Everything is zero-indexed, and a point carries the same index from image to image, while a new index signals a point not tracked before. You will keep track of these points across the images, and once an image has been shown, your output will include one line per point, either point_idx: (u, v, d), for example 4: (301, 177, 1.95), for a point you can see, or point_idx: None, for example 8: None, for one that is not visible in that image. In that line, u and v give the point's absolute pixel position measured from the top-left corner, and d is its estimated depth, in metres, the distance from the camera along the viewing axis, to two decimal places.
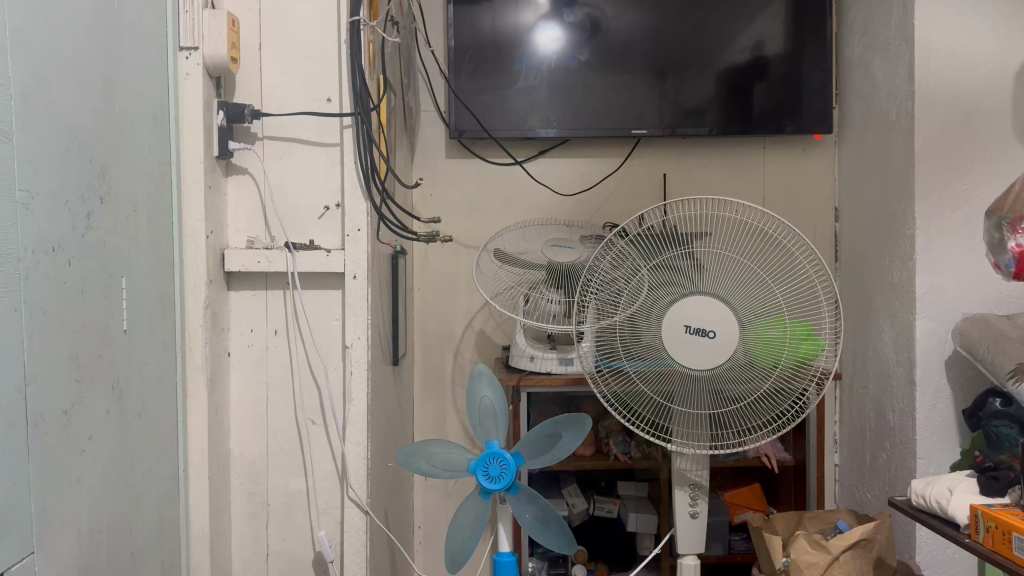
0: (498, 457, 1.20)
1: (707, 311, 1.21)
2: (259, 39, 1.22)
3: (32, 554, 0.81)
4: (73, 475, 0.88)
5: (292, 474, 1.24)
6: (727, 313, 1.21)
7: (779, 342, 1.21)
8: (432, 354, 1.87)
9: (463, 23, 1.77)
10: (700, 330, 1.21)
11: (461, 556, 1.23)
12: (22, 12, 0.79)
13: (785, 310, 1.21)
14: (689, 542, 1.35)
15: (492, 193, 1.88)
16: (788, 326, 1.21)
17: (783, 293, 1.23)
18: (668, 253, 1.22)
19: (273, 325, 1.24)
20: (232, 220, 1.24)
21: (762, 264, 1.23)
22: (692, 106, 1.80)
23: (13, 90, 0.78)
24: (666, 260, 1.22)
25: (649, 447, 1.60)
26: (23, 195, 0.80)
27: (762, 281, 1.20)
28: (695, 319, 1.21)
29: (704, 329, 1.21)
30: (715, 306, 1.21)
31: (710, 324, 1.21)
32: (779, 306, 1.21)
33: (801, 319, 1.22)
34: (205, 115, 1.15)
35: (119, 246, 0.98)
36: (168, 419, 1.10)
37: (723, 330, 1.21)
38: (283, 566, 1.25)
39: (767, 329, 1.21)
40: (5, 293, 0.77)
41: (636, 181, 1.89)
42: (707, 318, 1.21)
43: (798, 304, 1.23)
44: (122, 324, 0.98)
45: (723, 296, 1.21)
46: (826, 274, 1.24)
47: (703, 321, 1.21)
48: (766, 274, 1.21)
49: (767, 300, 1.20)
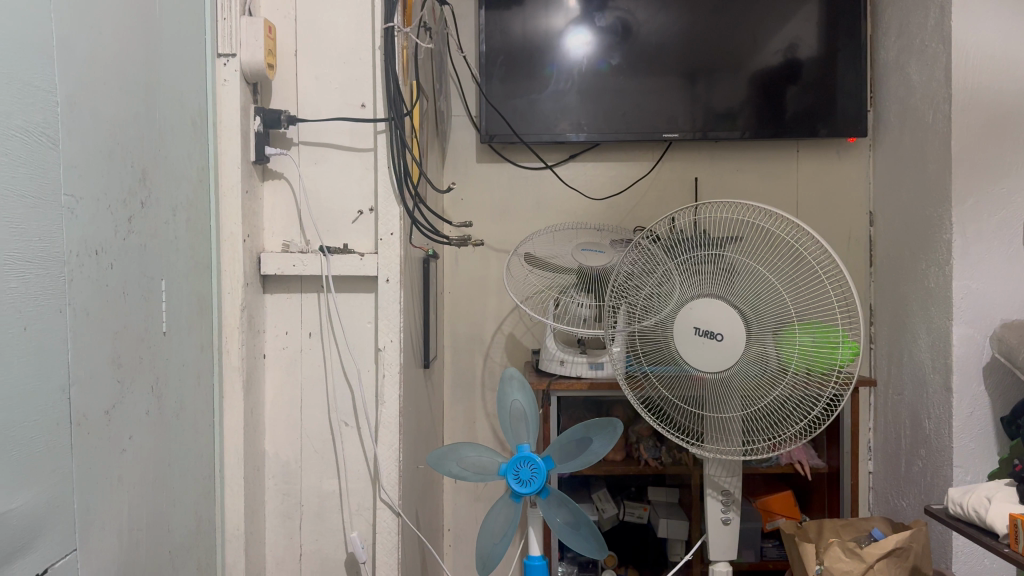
0: (529, 461, 1.21)
1: (715, 313, 1.21)
2: (294, 45, 1.24)
3: (74, 551, 0.83)
4: (115, 475, 0.90)
5: (326, 475, 1.26)
6: (733, 313, 1.20)
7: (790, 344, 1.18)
8: (462, 357, 1.88)
9: (494, 28, 1.78)
10: (708, 332, 1.22)
11: (491, 558, 1.23)
12: (68, 22, 0.82)
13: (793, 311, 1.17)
14: (720, 549, 1.34)
15: (522, 197, 1.89)
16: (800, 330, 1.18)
17: (793, 292, 1.19)
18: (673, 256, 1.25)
19: (307, 328, 1.25)
20: (268, 223, 1.26)
21: (774, 264, 1.20)
22: (723, 109, 1.79)
23: (59, 98, 0.80)
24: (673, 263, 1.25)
25: (679, 452, 1.58)
26: (69, 201, 0.83)
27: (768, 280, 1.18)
28: (704, 321, 1.22)
29: (711, 330, 1.21)
30: (720, 307, 1.21)
31: (717, 326, 1.21)
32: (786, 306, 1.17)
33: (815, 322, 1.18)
34: (242, 120, 1.16)
35: (158, 250, 1.00)
36: (204, 420, 1.12)
37: (729, 330, 1.20)
38: (317, 565, 1.26)
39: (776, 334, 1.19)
40: (50, 295, 0.79)
41: (666, 185, 1.89)
42: (714, 319, 1.21)
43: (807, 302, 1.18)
44: (161, 326, 1.00)
45: (727, 296, 1.21)
46: (838, 268, 1.18)
47: (711, 323, 1.21)
48: (775, 274, 1.19)
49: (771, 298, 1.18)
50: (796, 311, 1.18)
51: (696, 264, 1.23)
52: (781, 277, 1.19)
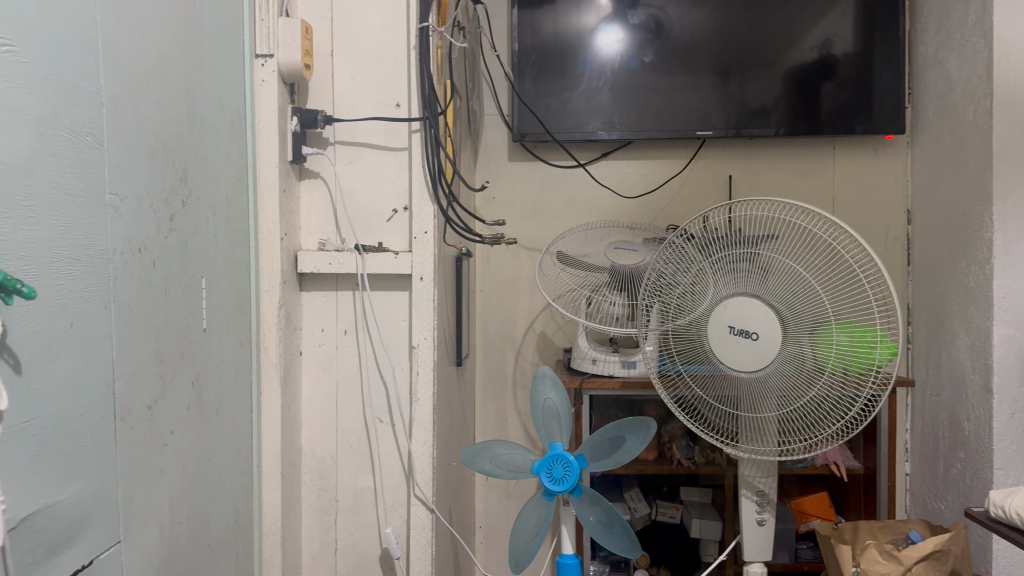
0: (562, 459, 1.21)
1: (750, 311, 1.21)
2: (330, 45, 1.25)
3: (118, 543, 0.84)
4: (157, 469, 0.92)
5: (360, 471, 1.27)
6: (769, 312, 1.20)
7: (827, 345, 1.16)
8: (494, 355, 1.88)
9: (526, 26, 1.78)
10: (743, 331, 1.21)
11: (524, 556, 1.23)
12: (113, 25, 0.83)
13: (830, 309, 1.16)
14: (754, 550, 1.33)
15: (554, 195, 1.89)
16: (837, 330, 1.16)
17: (830, 291, 1.18)
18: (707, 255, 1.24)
19: (342, 325, 1.27)
20: (305, 222, 1.27)
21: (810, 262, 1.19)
22: (757, 106, 1.77)
23: (104, 99, 0.82)
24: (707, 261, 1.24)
25: (713, 452, 1.57)
26: (114, 199, 0.84)
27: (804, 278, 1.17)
28: (739, 320, 1.21)
29: (747, 329, 1.21)
30: (755, 306, 1.20)
31: (752, 325, 1.20)
32: (823, 304, 1.16)
33: (851, 322, 1.17)
34: (280, 120, 1.18)
35: (198, 248, 1.01)
36: (243, 416, 1.14)
37: (765, 329, 1.19)
38: (352, 561, 1.27)
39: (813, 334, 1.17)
40: (96, 292, 0.81)
41: (700, 183, 1.88)
42: (750, 318, 1.20)
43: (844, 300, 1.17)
44: (201, 323, 1.02)
45: (763, 295, 1.20)
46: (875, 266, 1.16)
47: (746, 322, 1.21)
48: (811, 272, 1.18)
49: (807, 297, 1.17)
50: (832, 309, 1.17)
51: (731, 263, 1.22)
52: (817, 276, 1.18)
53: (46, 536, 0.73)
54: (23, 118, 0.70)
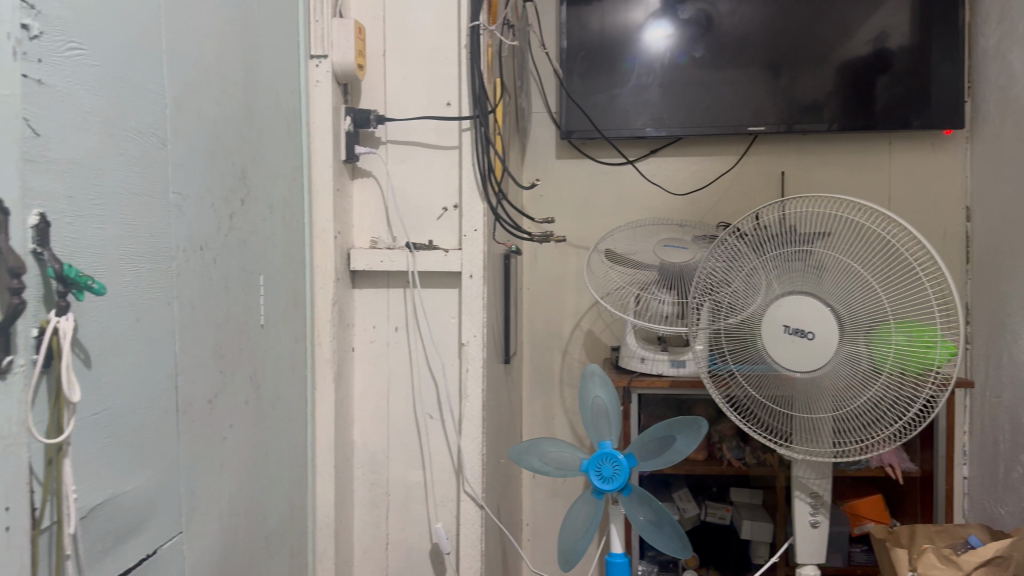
0: (611, 458, 1.20)
1: (806, 311, 1.19)
2: (383, 45, 1.27)
3: (180, 534, 0.87)
4: (217, 462, 0.94)
5: (411, 466, 1.28)
6: (825, 311, 1.18)
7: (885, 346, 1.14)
8: (541, 352, 1.89)
9: (575, 24, 1.79)
10: (799, 330, 1.19)
11: (573, 554, 1.24)
12: (175, 28, 0.85)
13: (888, 309, 1.14)
14: (808, 552, 1.31)
15: (602, 193, 1.88)
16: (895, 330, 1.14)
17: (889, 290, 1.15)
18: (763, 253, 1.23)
19: (393, 322, 1.28)
20: (358, 221, 1.29)
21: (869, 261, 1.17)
22: (809, 102, 1.74)
23: (167, 100, 0.84)
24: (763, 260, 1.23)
25: (764, 453, 1.55)
26: (176, 198, 0.86)
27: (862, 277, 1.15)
28: (794, 319, 1.20)
29: (802, 329, 1.19)
30: (811, 305, 1.19)
31: (808, 324, 1.19)
32: (881, 304, 1.14)
33: (910, 321, 1.13)
34: (334, 119, 1.20)
35: (256, 246, 1.03)
36: (298, 411, 1.16)
37: (822, 329, 1.18)
38: (403, 555, 1.29)
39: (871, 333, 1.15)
40: (160, 288, 0.83)
41: (751, 180, 1.85)
42: (806, 317, 1.19)
43: (904, 300, 1.13)
44: (259, 320, 1.04)
45: (821, 294, 1.19)
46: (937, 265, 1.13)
47: (802, 321, 1.19)
48: (869, 272, 1.16)
49: (866, 296, 1.15)
50: (891, 309, 1.14)
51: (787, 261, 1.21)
52: (876, 276, 1.15)
53: (114, 525, 0.76)
54: (91, 120, 0.73)
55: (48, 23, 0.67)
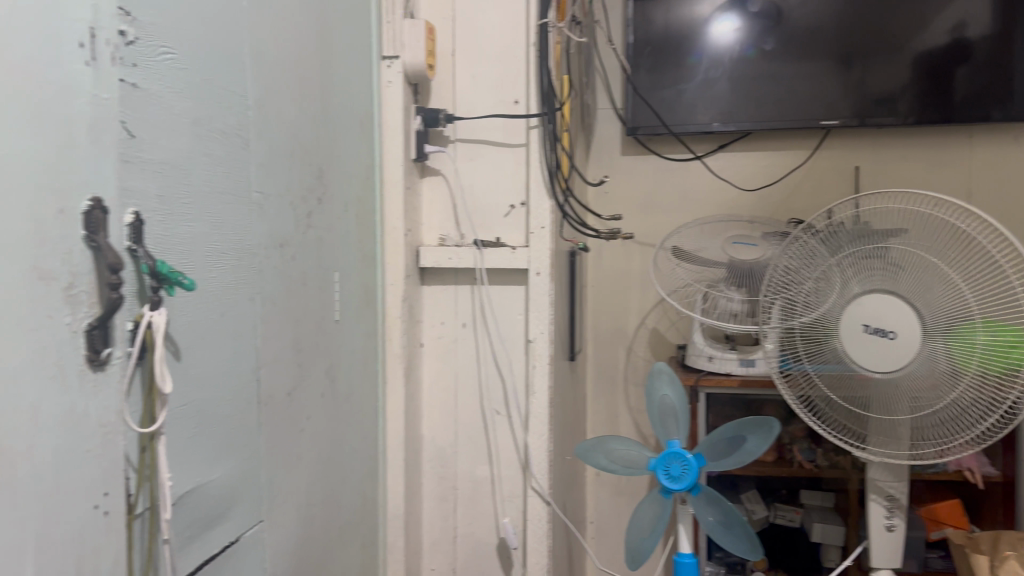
0: (679, 457, 1.20)
1: (888, 310, 1.16)
2: (452, 45, 1.28)
3: (261, 522, 0.89)
4: (294, 453, 0.97)
5: (478, 461, 1.30)
6: (908, 310, 1.15)
7: (970, 347, 1.11)
8: (605, 350, 1.89)
9: (641, 19, 1.77)
10: (880, 330, 1.16)
11: (641, 553, 1.23)
12: (257, 31, 0.88)
13: (977, 309, 1.10)
14: (883, 556, 1.28)
15: (668, 189, 1.86)
16: (981, 331, 1.10)
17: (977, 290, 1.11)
18: (843, 250, 1.19)
19: (461, 318, 1.30)
20: (427, 218, 1.31)
21: (955, 260, 1.12)
22: (882, 94, 1.70)
23: (250, 102, 0.87)
24: (843, 257, 1.19)
25: (837, 455, 1.52)
26: (259, 197, 0.89)
27: (949, 277, 1.12)
28: (875, 319, 1.17)
29: (883, 329, 1.16)
30: (894, 304, 1.15)
31: (890, 324, 1.16)
32: (969, 305, 1.10)
33: (996, 322, 1.08)
34: (405, 118, 1.21)
35: (332, 244, 1.06)
36: (369, 405, 1.18)
37: (904, 328, 1.15)
38: (470, 549, 1.30)
39: (956, 334, 1.12)
40: (244, 284, 0.86)
41: (823, 175, 1.81)
42: (888, 317, 1.16)
43: (992, 300, 1.09)
44: (334, 315, 1.07)
45: (903, 293, 1.15)
46: None
47: (883, 321, 1.16)
48: (956, 271, 1.12)
49: (953, 297, 1.12)
50: (978, 310, 1.10)
51: (870, 259, 1.17)
52: (963, 275, 1.12)
53: (200, 513, 0.79)
54: (181, 122, 0.76)
55: (143, 28, 0.70)
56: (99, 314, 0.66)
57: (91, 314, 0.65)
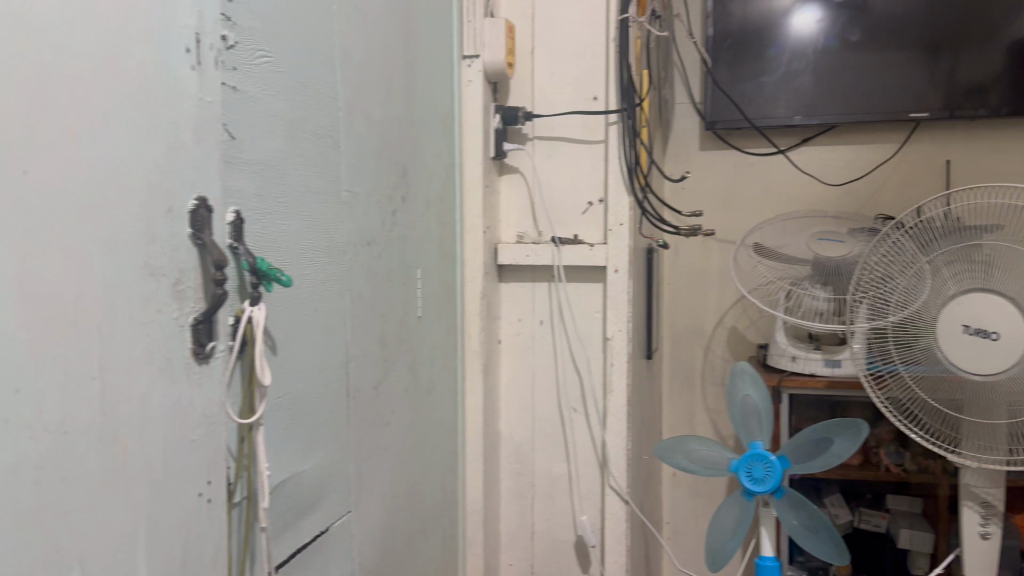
0: (762, 459, 1.17)
1: (990, 309, 1.12)
2: (532, 42, 1.29)
3: (349, 513, 0.91)
4: (380, 446, 0.99)
5: (556, 458, 1.30)
6: (1011, 310, 1.11)
7: None
8: (681, 348, 1.87)
9: (722, 11, 1.74)
10: (981, 330, 1.12)
11: (721, 555, 1.21)
12: (346, 34, 0.90)
13: None
14: (977, 565, 1.24)
15: (746, 186, 1.83)
16: None
17: None
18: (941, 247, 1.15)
19: (539, 315, 1.30)
20: (505, 216, 1.32)
21: None
22: (974, 84, 1.63)
23: (341, 103, 0.89)
24: (941, 254, 1.15)
25: (926, 459, 1.48)
26: (348, 195, 0.91)
27: None
28: (975, 319, 1.13)
29: (985, 329, 1.12)
30: (996, 303, 1.11)
31: (992, 324, 1.11)
32: None
33: None
34: (484, 117, 1.23)
35: (415, 241, 1.08)
36: (449, 400, 1.20)
37: (1007, 328, 1.11)
38: (548, 544, 1.31)
39: None
40: (334, 281, 0.88)
41: (912, 169, 1.74)
42: (989, 316, 1.12)
43: None
44: (416, 311, 1.08)
45: (1006, 292, 1.11)
46: None
47: (984, 320, 1.12)
48: None
49: None
50: None
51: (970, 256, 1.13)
52: None
53: (294, 502, 0.81)
54: (277, 123, 0.78)
55: (243, 33, 0.73)
56: (204, 308, 0.69)
57: (196, 309, 0.68)
